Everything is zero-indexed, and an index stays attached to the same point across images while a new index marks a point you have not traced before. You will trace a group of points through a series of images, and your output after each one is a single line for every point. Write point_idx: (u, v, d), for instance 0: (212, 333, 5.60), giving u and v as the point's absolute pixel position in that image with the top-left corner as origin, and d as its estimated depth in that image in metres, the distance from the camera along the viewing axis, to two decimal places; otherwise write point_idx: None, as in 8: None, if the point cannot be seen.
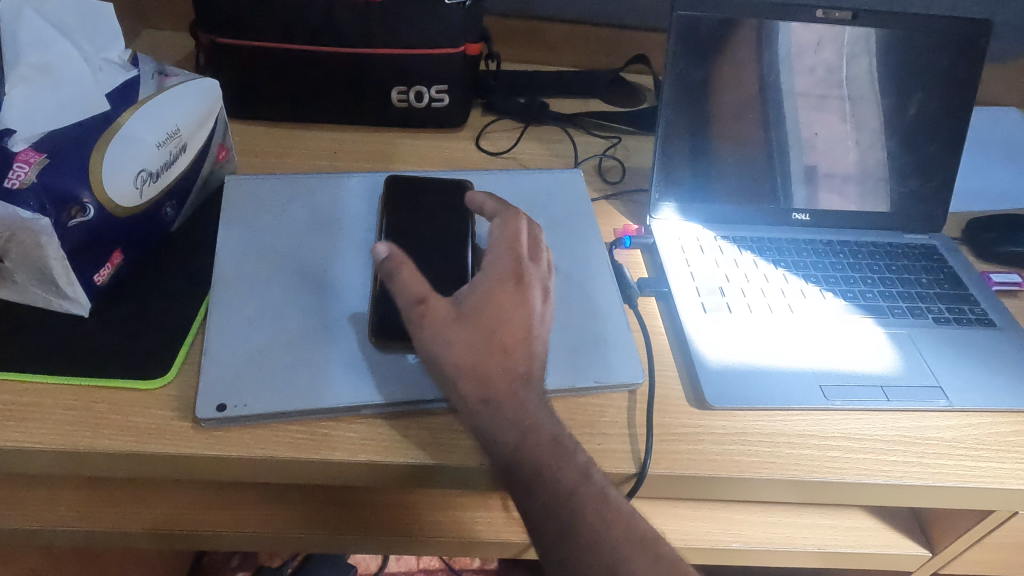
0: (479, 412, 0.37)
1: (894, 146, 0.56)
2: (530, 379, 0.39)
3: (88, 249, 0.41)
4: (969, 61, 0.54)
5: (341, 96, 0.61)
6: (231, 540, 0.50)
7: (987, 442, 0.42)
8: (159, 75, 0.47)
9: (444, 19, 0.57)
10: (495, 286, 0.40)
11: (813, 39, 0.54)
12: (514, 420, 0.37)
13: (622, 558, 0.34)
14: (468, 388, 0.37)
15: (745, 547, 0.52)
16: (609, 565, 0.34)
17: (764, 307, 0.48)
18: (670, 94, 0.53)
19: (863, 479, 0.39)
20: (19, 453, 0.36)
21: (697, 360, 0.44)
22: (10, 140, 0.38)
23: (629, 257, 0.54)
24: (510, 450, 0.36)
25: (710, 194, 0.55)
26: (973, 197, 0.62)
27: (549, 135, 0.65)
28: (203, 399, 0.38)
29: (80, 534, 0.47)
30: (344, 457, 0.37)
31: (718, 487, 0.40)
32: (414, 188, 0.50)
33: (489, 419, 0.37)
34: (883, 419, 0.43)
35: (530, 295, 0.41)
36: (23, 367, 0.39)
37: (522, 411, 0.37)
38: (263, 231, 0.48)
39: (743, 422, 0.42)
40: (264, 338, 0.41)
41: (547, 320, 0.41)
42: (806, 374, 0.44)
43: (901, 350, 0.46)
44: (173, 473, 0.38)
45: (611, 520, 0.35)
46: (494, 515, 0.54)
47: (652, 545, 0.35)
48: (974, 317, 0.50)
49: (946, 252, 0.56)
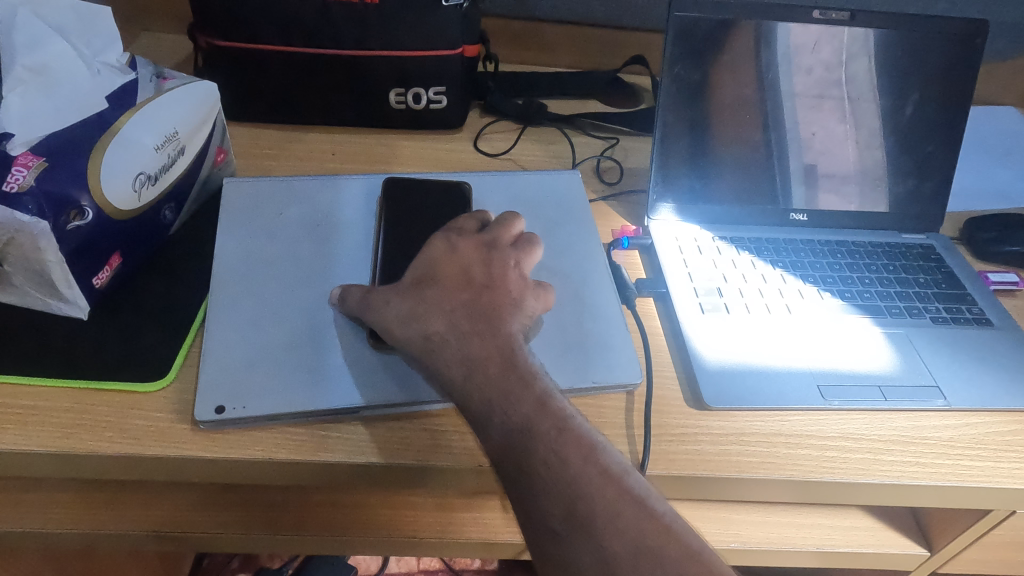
0: (430, 357, 0.37)
1: (891, 146, 0.56)
2: (480, 330, 0.37)
3: (87, 253, 0.41)
4: (965, 62, 0.54)
5: (338, 98, 0.61)
6: (231, 543, 0.50)
7: (984, 441, 0.42)
8: (158, 78, 0.47)
9: (442, 21, 0.57)
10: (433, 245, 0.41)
11: (811, 39, 0.54)
12: (459, 352, 0.36)
13: (580, 490, 0.32)
14: (412, 340, 0.37)
15: (743, 547, 0.52)
16: (567, 499, 0.31)
17: (762, 307, 0.48)
18: (667, 95, 0.53)
19: (861, 479, 0.39)
20: (17, 456, 0.36)
21: (695, 360, 0.44)
22: (7, 145, 0.37)
23: (627, 258, 0.54)
24: (460, 389, 0.36)
25: (708, 194, 0.55)
26: (970, 197, 0.62)
27: (546, 136, 0.66)
28: (201, 401, 0.38)
29: (80, 537, 0.47)
30: (342, 458, 0.38)
31: (716, 488, 0.40)
32: (409, 189, 0.50)
33: (442, 362, 0.37)
34: (880, 419, 0.43)
35: (472, 256, 0.40)
36: (21, 370, 0.39)
37: (471, 351, 0.36)
38: (260, 233, 0.48)
39: (741, 423, 0.42)
40: (261, 341, 0.41)
41: (507, 285, 0.39)
42: (804, 374, 0.44)
43: (899, 350, 0.46)
44: (171, 476, 0.38)
45: (567, 452, 0.33)
46: (492, 516, 0.54)
47: (616, 477, 0.32)
48: (971, 316, 0.50)
49: (944, 251, 0.56)
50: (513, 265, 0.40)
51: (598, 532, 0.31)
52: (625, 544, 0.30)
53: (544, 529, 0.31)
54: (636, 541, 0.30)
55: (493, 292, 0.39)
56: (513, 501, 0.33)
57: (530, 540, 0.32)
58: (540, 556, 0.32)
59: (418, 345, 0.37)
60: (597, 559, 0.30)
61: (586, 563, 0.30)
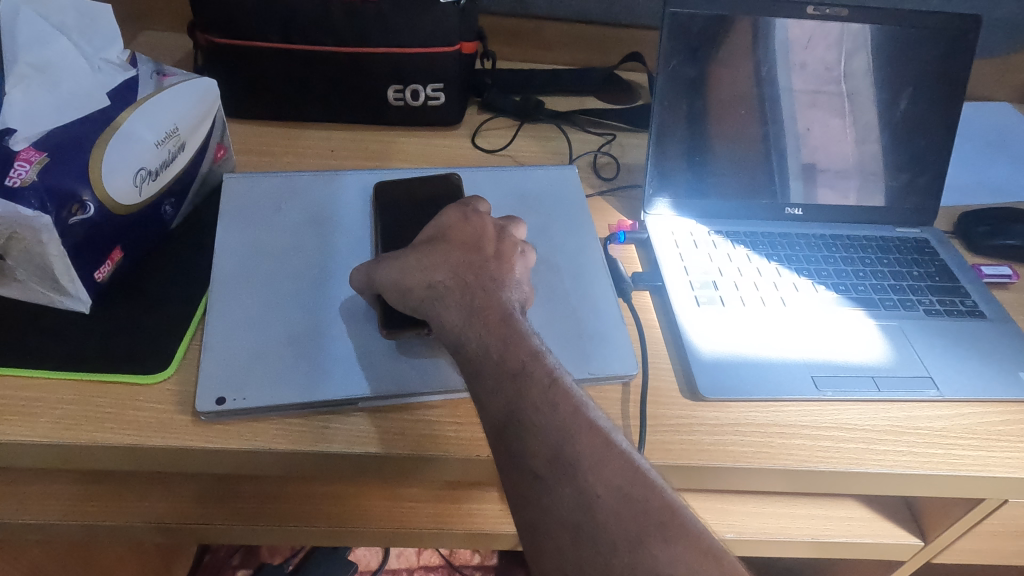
0: (431, 305, 0.38)
1: (886, 140, 0.56)
2: (484, 287, 0.38)
3: (88, 248, 0.41)
4: (959, 57, 0.54)
5: (337, 95, 0.61)
6: (232, 534, 0.51)
7: (976, 431, 0.42)
8: (158, 75, 0.48)
9: (440, 19, 0.58)
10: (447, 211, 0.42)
11: (806, 35, 0.54)
12: (461, 301, 0.38)
13: (566, 435, 0.32)
14: (416, 289, 0.39)
15: (738, 537, 0.52)
16: (552, 442, 0.32)
17: (757, 299, 0.49)
18: (663, 91, 0.53)
19: (854, 468, 0.40)
20: (20, 447, 0.36)
21: (691, 352, 0.44)
22: (10, 140, 0.38)
23: (623, 252, 0.54)
24: (457, 334, 0.37)
25: (705, 189, 0.56)
26: (964, 191, 0.63)
27: (543, 133, 0.66)
28: (203, 392, 0.38)
29: (82, 529, 0.48)
30: (341, 449, 0.38)
31: (711, 477, 0.40)
32: (401, 190, 0.50)
33: (443, 310, 0.38)
34: (875, 410, 0.43)
35: (484, 224, 0.41)
36: (23, 362, 0.40)
37: (472, 300, 0.37)
38: (262, 227, 0.48)
39: (736, 413, 0.42)
40: (262, 333, 0.42)
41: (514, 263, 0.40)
42: (799, 366, 0.44)
43: (892, 342, 0.47)
44: (170, 466, 0.38)
45: (557, 399, 0.33)
46: (490, 508, 0.55)
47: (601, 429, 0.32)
48: (965, 308, 0.50)
49: (938, 245, 0.56)
50: (521, 252, 0.41)
51: (579, 476, 0.31)
52: (607, 490, 0.30)
53: (526, 472, 0.31)
54: (621, 488, 0.30)
55: (499, 260, 0.40)
56: (497, 446, 0.33)
57: (509, 487, 0.32)
58: (517, 498, 0.32)
59: (421, 295, 0.39)
60: (579, 502, 0.30)
61: (563, 505, 0.30)
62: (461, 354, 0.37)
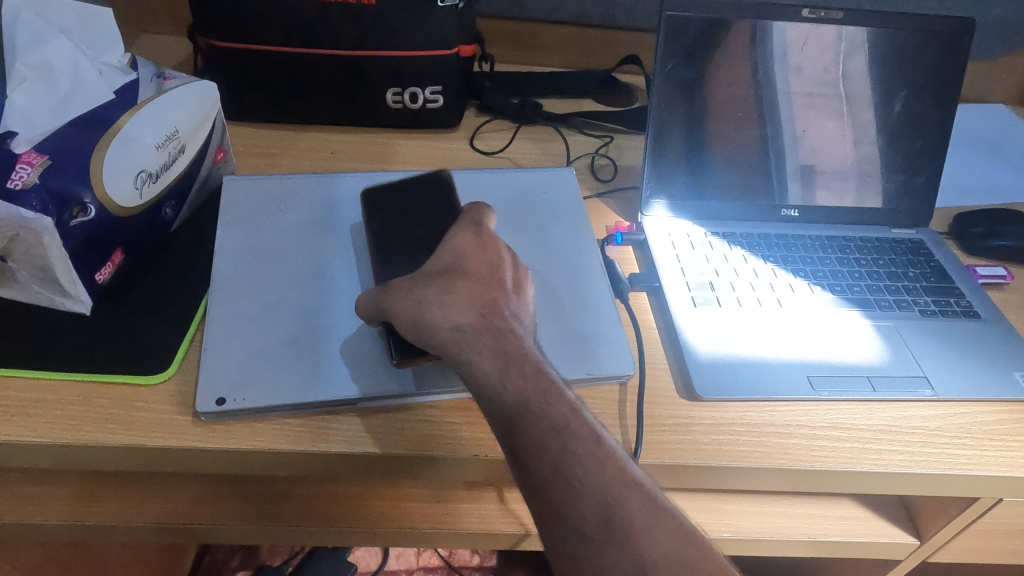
0: (452, 346, 0.37)
1: (882, 142, 0.57)
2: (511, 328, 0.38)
3: (89, 249, 0.41)
4: (954, 59, 0.55)
5: (336, 97, 0.62)
6: (231, 534, 0.51)
7: (970, 430, 0.43)
8: (159, 78, 0.48)
9: (438, 21, 0.58)
10: (457, 234, 0.42)
11: (802, 37, 0.55)
12: (489, 346, 0.36)
13: (615, 498, 0.32)
14: (435, 326, 0.37)
15: (736, 537, 0.52)
16: (603, 506, 0.32)
17: (754, 300, 0.49)
18: (660, 94, 0.54)
19: (850, 467, 0.40)
20: (21, 448, 0.37)
21: (687, 352, 0.45)
22: (10, 143, 0.38)
23: (621, 254, 0.55)
24: (491, 384, 0.35)
25: (701, 191, 0.56)
26: (959, 192, 0.63)
27: (541, 135, 0.66)
28: (203, 393, 0.39)
29: (82, 529, 0.48)
30: (341, 449, 0.38)
31: (708, 477, 0.41)
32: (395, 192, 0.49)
33: (467, 353, 0.37)
34: (870, 409, 0.43)
35: (498, 254, 0.41)
36: (25, 363, 0.40)
37: (504, 343, 0.37)
38: (261, 229, 0.49)
39: (732, 413, 0.43)
40: (262, 334, 0.42)
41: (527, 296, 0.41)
42: (795, 366, 0.45)
43: (887, 342, 0.47)
44: (171, 466, 0.39)
45: (602, 458, 0.33)
46: (488, 508, 0.55)
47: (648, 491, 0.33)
48: (959, 309, 0.51)
49: (933, 246, 0.57)
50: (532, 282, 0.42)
51: (631, 540, 0.31)
52: (659, 554, 0.31)
53: (576, 536, 0.31)
54: (672, 552, 0.31)
55: (516, 292, 0.40)
56: (538, 507, 0.33)
57: (552, 543, 0.32)
58: (564, 561, 0.32)
59: (443, 335, 0.37)
60: (634, 567, 0.30)
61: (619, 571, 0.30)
62: (487, 401, 0.35)
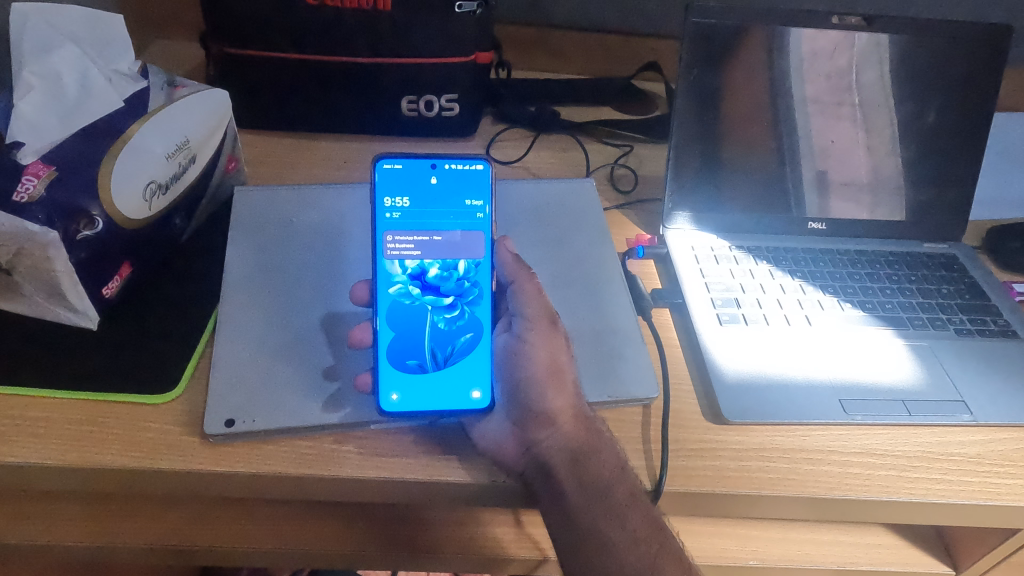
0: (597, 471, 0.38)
1: (911, 153, 0.55)
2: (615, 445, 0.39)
3: (98, 264, 0.40)
4: (988, 68, 0.53)
5: (349, 105, 0.60)
6: (243, 556, 0.50)
7: (1011, 458, 0.41)
8: (169, 86, 0.47)
9: (454, 27, 0.57)
10: (523, 312, 0.41)
11: (827, 45, 0.53)
12: (642, 492, 0.38)
13: None
14: (569, 421, 0.39)
15: (761, 565, 0.52)
16: None
17: (782, 318, 0.47)
18: (682, 103, 0.52)
19: (884, 497, 0.38)
20: (24, 469, 0.35)
21: (714, 373, 0.43)
22: (17, 154, 0.38)
23: (642, 268, 0.53)
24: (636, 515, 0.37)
25: (724, 203, 0.54)
26: (994, 206, 0.61)
27: (561, 144, 0.65)
28: (211, 414, 0.37)
29: (88, 551, 0.47)
30: (353, 474, 0.37)
31: (735, 506, 0.39)
32: None
33: (618, 482, 0.38)
34: (907, 436, 0.41)
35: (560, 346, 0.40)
36: (27, 383, 0.39)
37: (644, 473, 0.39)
38: (274, 244, 0.47)
39: (761, 437, 0.41)
40: (271, 354, 0.41)
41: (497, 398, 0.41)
42: (825, 389, 0.43)
43: (923, 363, 0.45)
44: (177, 492, 0.37)
45: None
46: (503, 532, 0.52)
47: None
48: (997, 328, 0.49)
49: (969, 261, 0.54)
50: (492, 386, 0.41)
51: None
52: None
53: None
54: None
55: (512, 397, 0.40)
56: None
57: None
58: None
59: (569, 438, 0.38)
60: None
61: None
62: (603, 531, 0.37)
